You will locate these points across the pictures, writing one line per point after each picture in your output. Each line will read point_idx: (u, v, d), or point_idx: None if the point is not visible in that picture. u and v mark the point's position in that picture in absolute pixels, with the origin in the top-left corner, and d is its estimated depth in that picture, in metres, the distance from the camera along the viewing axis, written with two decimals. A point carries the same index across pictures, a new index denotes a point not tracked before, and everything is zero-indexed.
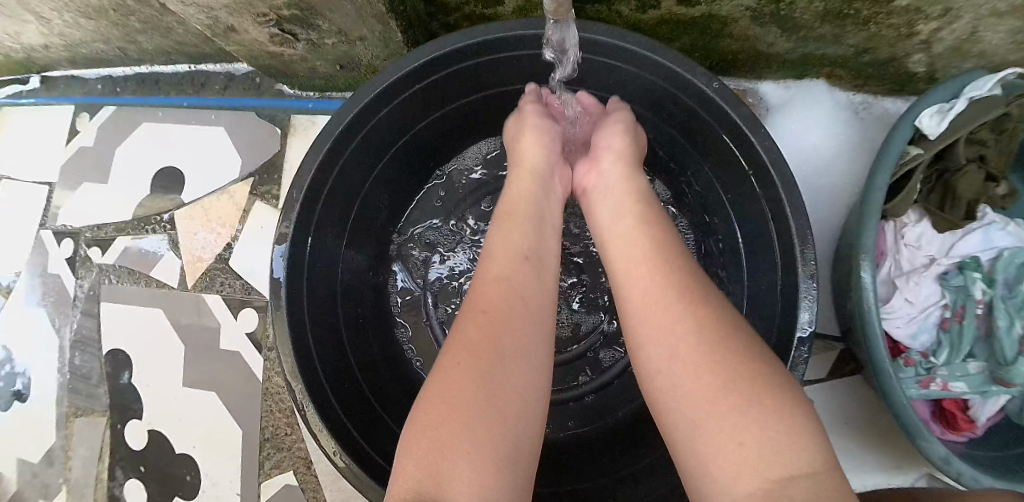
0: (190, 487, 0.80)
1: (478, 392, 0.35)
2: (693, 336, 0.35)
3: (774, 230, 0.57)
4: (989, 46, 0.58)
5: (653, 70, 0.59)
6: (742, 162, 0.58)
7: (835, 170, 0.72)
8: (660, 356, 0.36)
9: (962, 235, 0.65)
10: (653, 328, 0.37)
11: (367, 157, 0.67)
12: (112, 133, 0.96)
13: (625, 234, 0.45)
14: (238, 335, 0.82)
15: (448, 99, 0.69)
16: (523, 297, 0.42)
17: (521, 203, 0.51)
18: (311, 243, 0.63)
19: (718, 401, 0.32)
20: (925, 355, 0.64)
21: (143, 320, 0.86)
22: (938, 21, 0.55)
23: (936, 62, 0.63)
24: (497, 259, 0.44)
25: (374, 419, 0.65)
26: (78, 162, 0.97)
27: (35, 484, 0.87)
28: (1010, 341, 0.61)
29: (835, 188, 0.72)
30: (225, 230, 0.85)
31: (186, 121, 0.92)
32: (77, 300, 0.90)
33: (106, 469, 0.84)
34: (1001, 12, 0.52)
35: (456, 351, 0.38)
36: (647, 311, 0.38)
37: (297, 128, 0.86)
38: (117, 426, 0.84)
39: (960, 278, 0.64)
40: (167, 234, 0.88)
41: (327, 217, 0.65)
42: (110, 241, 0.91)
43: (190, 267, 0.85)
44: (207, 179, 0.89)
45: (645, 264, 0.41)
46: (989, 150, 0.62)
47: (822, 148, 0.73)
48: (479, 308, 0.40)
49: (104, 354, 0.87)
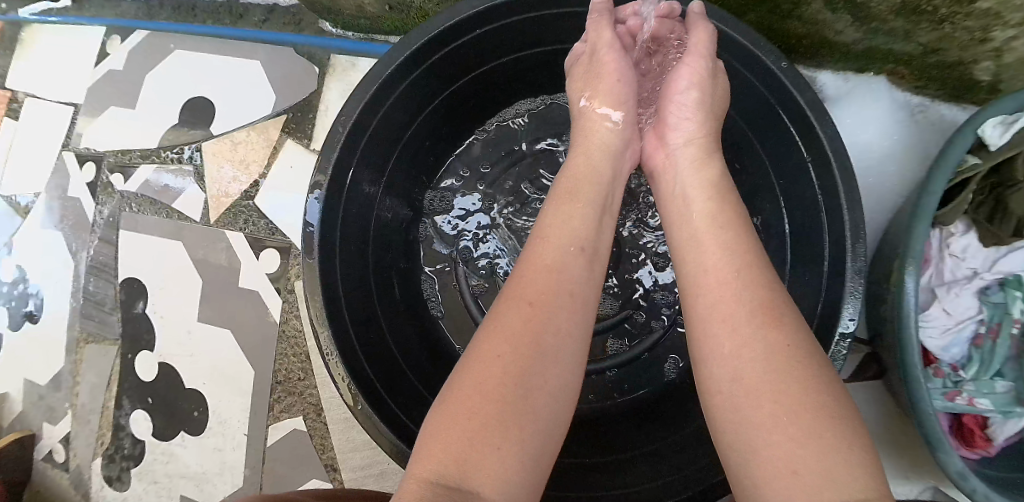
0: (197, 423, 0.80)
1: (508, 378, 0.34)
2: (758, 364, 0.33)
3: (825, 222, 0.56)
4: None
5: (724, 44, 0.57)
6: (800, 149, 0.57)
7: (884, 170, 0.71)
8: (724, 375, 0.34)
9: (1006, 251, 0.63)
10: (720, 345, 0.35)
11: (412, 105, 0.66)
12: (144, 59, 0.93)
13: (695, 238, 0.43)
14: (257, 274, 0.81)
15: (500, 54, 0.67)
16: (571, 292, 0.40)
17: (586, 182, 0.50)
18: (348, 191, 0.62)
19: (777, 429, 0.30)
20: (954, 369, 0.64)
21: (162, 251, 0.85)
22: (1015, 29, 0.54)
23: (1003, 72, 0.61)
24: (549, 245, 0.43)
25: (396, 372, 0.64)
26: (107, 86, 0.95)
27: (41, 406, 0.86)
28: None
29: (881, 189, 0.71)
30: (254, 166, 0.84)
31: (221, 52, 0.90)
32: (96, 226, 0.89)
33: (113, 398, 0.84)
34: None
35: (496, 342, 0.36)
36: (715, 326, 0.36)
37: (337, 68, 0.85)
38: (127, 356, 0.84)
39: (1000, 295, 0.63)
40: (192, 166, 0.86)
41: (367, 165, 0.64)
42: (133, 169, 0.89)
43: (214, 202, 0.84)
44: (239, 113, 0.87)
45: (710, 275, 0.39)
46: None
47: (876, 146, 0.71)
48: (525, 297, 0.39)
49: (119, 281, 0.86)
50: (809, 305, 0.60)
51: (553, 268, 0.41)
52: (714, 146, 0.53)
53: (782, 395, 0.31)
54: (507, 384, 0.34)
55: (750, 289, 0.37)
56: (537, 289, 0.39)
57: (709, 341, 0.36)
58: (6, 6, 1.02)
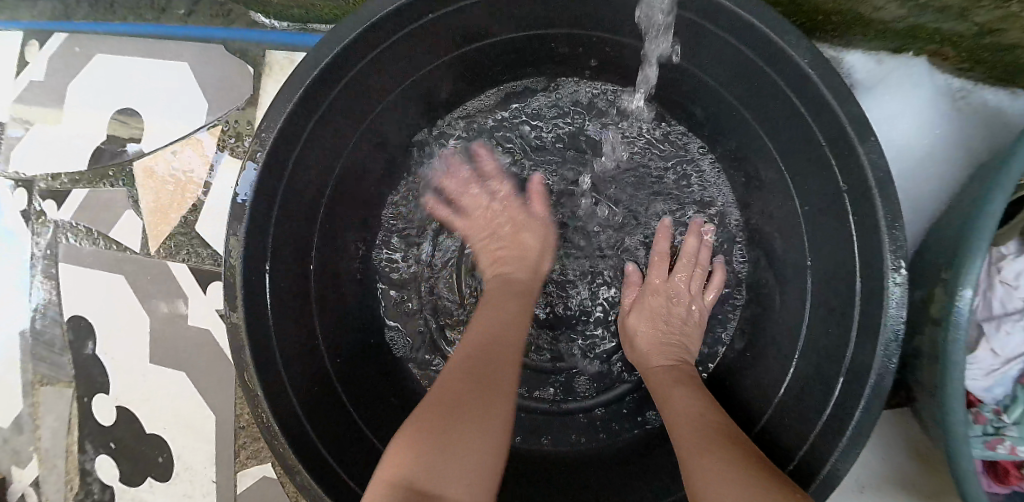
0: (163, 469, 0.75)
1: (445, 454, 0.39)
2: (725, 464, 0.41)
3: (857, 254, 0.47)
4: None
5: (737, 32, 0.46)
6: (837, 174, 0.47)
7: (922, 172, 0.59)
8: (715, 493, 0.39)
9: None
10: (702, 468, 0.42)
11: (349, 117, 0.56)
12: (63, 65, 0.82)
13: (686, 408, 0.51)
14: (208, 310, 0.73)
15: (461, 42, 0.56)
16: (488, 412, 0.44)
17: (485, 351, 0.51)
18: (277, 229, 0.53)
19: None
20: (997, 412, 0.54)
21: (106, 286, 0.77)
22: None
23: None
24: (456, 374, 0.48)
25: (349, 432, 0.58)
26: (28, 98, 0.84)
27: (5, 451, 0.82)
28: None
29: (917, 194, 0.59)
30: (189, 187, 0.74)
31: (151, 57, 0.78)
32: (36, 259, 0.81)
33: (75, 443, 0.79)
34: None
35: (402, 450, 0.41)
36: (687, 444, 0.46)
37: (274, 67, 0.73)
38: (84, 399, 0.78)
39: None
40: (127, 189, 0.77)
41: (299, 196, 0.55)
42: (66, 193, 0.80)
43: (153, 231, 0.75)
44: (172, 125, 0.76)
45: (688, 417, 0.49)
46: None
47: (913, 142, 0.59)
48: (432, 409, 0.44)
49: (66, 319, 0.79)
50: (833, 359, 0.51)
51: (483, 346, 0.51)
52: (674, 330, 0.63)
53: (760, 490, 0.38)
54: (452, 453, 0.40)
55: (731, 454, 0.42)
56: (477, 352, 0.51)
57: (697, 477, 0.42)
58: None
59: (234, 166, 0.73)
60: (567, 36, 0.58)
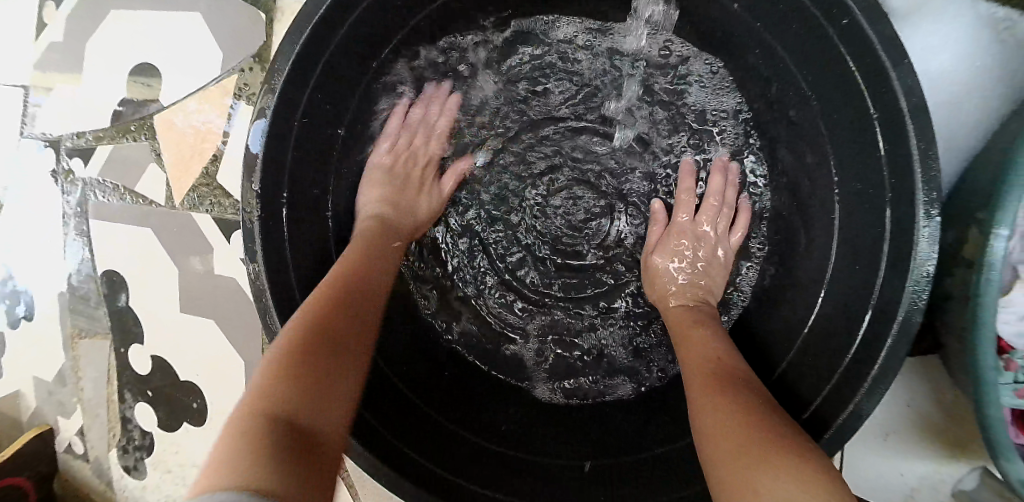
0: (197, 415, 0.78)
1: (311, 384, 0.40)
2: (736, 415, 0.41)
3: (887, 170, 0.44)
4: None
5: None
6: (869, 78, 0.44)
7: (966, 108, 0.55)
8: (719, 444, 0.40)
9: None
10: (712, 416, 0.43)
11: (356, 55, 0.55)
12: (81, 24, 0.83)
13: (703, 352, 0.51)
14: (232, 259, 0.74)
15: None
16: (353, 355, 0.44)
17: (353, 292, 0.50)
18: (290, 171, 0.53)
19: (771, 468, 0.35)
20: None
21: (134, 240, 0.79)
22: None
23: None
24: (340, 317, 0.46)
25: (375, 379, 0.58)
26: (49, 59, 0.85)
27: (51, 402, 0.86)
28: None
29: (960, 133, 0.55)
30: (208, 142, 0.75)
31: (165, 12, 0.78)
32: (67, 218, 0.83)
33: (114, 392, 0.82)
34: None
35: (279, 370, 0.39)
36: (702, 392, 0.46)
37: (285, 12, 0.72)
38: (121, 350, 0.81)
39: None
40: (149, 144, 0.78)
41: (310, 136, 0.54)
42: (91, 152, 0.82)
43: (176, 183, 0.76)
44: (188, 78, 0.77)
45: (710, 361, 0.49)
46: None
47: (960, 77, 0.55)
48: (329, 343, 0.43)
49: (99, 274, 0.81)
50: (866, 282, 0.48)
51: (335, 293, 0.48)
52: (696, 272, 0.63)
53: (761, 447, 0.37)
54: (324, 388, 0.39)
55: (743, 403, 0.42)
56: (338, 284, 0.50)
57: (706, 422, 0.43)
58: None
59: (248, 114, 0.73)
60: None
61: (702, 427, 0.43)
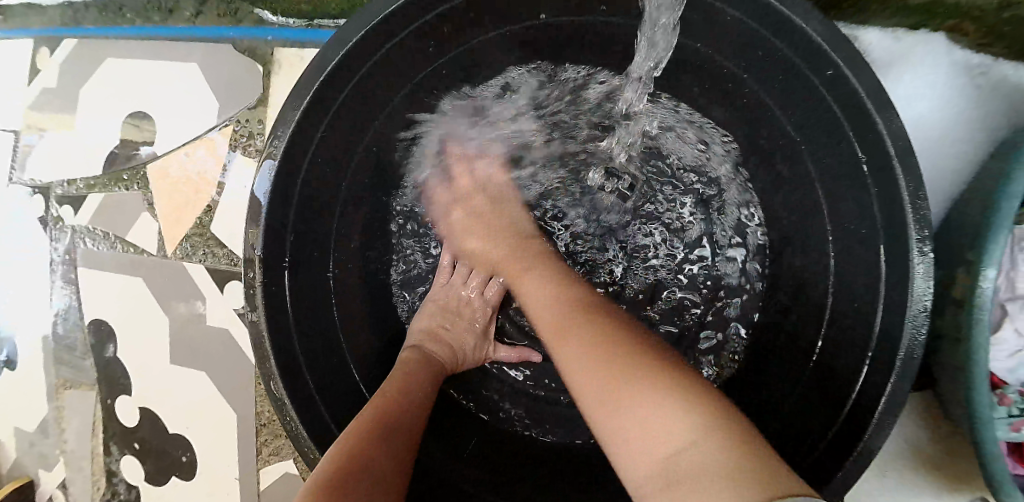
0: (187, 468, 0.76)
1: (358, 473, 0.40)
2: (586, 338, 0.41)
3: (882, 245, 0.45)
4: None
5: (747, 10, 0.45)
6: (856, 147, 0.45)
7: (944, 150, 0.56)
8: (574, 354, 0.41)
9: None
10: (575, 337, 0.43)
11: (358, 116, 0.55)
12: (74, 71, 0.82)
13: (546, 294, 0.52)
14: (225, 309, 0.74)
15: (463, 39, 0.55)
16: (371, 458, 0.42)
17: (389, 411, 0.49)
18: (292, 230, 0.53)
19: (631, 380, 0.35)
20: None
21: (124, 289, 0.78)
22: None
23: None
24: (382, 444, 0.44)
25: None
26: (42, 105, 0.85)
27: (33, 454, 0.84)
28: None
29: (939, 172, 0.56)
30: (203, 190, 0.75)
31: (165, 61, 0.78)
32: (55, 265, 0.82)
33: (100, 445, 0.80)
34: None
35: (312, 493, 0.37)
36: (556, 323, 0.47)
37: (282, 64, 0.73)
38: (107, 400, 0.79)
39: None
40: (142, 192, 0.78)
41: (311, 195, 0.55)
42: (82, 199, 0.81)
43: (169, 231, 0.76)
44: (182, 126, 0.77)
45: (551, 304, 0.50)
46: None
47: (940, 123, 0.56)
48: (353, 468, 0.40)
49: (87, 323, 0.80)
50: (858, 345, 0.49)
51: (376, 421, 0.47)
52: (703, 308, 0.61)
53: (613, 362, 0.37)
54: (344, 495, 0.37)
55: (586, 327, 0.43)
56: (393, 395, 0.52)
57: (567, 340, 0.43)
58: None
59: (252, 170, 0.73)
60: (554, 27, 0.56)
61: (564, 357, 0.43)
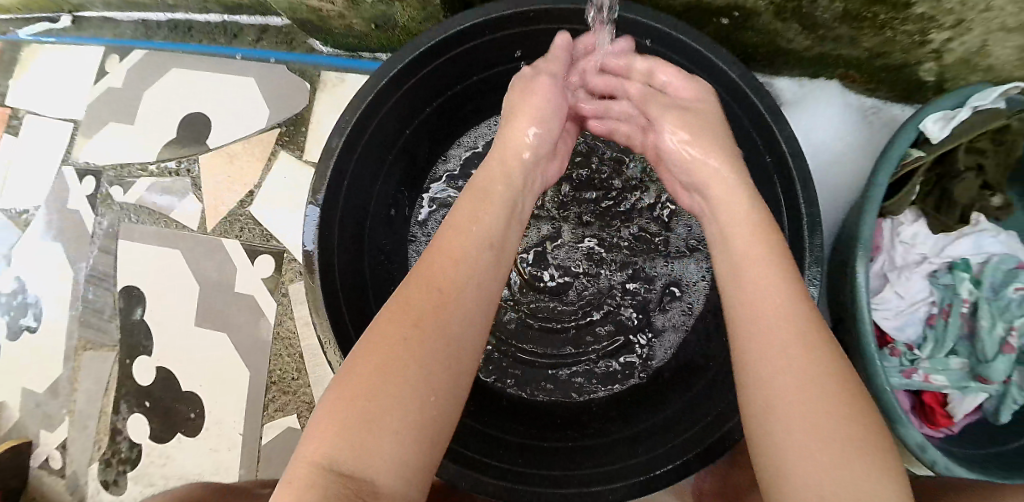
0: (193, 425, 0.82)
1: (420, 336, 0.36)
2: (803, 332, 0.35)
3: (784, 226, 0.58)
4: (997, 61, 0.58)
5: (682, 53, 0.59)
6: (759, 144, 0.59)
7: (844, 170, 0.74)
8: (761, 340, 0.36)
9: (955, 237, 0.61)
10: (763, 318, 0.36)
11: (397, 119, 0.68)
12: (142, 76, 0.95)
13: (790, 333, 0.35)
14: (254, 280, 0.84)
15: (487, 64, 0.69)
16: (460, 314, 0.39)
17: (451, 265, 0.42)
18: (341, 212, 0.64)
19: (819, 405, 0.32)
20: (910, 347, 0.62)
21: (161, 260, 0.87)
22: (949, 32, 0.55)
23: (946, 72, 0.62)
24: (424, 279, 0.40)
25: None
26: (104, 101, 0.96)
27: (38, 414, 0.87)
28: (993, 343, 0.58)
29: (843, 185, 0.74)
30: (248, 181, 0.88)
31: (223, 74, 0.93)
32: (96, 237, 0.90)
33: (111, 404, 0.85)
34: (1010, 27, 0.52)
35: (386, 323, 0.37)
36: (755, 273, 0.39)
37: (327, 84, 0.89)
38: (126, 361, 0.85)
39: (948, 277, 0.61)
40: (190, 178, 0.90)
41: (357, 181, 0.66)
42: (132, 181, 0.91)
43: (211, 212, 0.87)
44: (236, 127, 0.91)
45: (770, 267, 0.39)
46: (988, 160, 0.60)
47: (833, 145, 0.74)
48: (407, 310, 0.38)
49: (119, 289, 0.87)
50: None
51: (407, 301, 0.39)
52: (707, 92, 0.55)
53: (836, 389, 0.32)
54: (391, 380, 0.34)
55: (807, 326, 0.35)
56: (426, 287, 0.40)
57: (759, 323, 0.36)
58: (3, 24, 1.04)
59: (304, 172, 0.86)
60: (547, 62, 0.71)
61: (752, 330, 0.37)
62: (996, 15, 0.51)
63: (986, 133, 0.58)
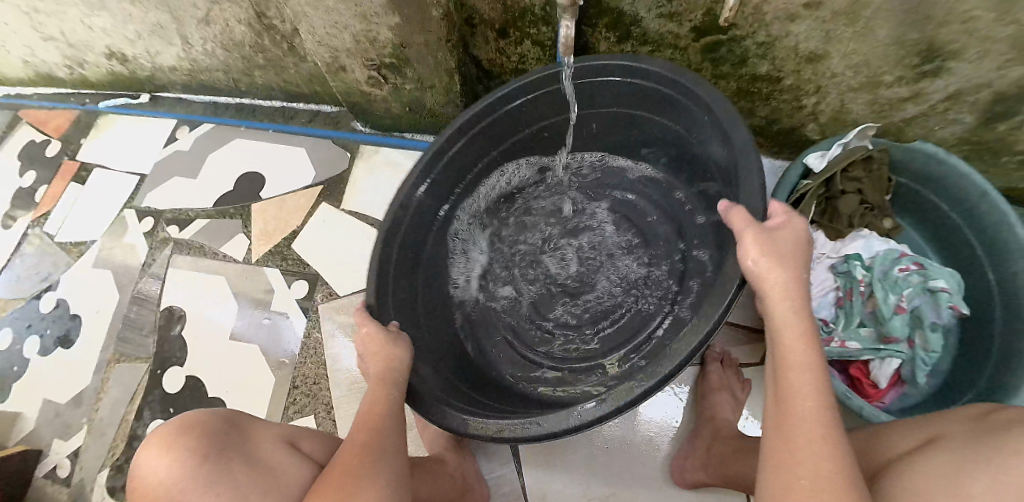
0: None
1: (353, 477, 0.50)
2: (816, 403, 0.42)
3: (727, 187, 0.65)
4: (857, 116, 0.85)
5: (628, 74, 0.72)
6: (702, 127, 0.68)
7: None
8: (786, 409, 0.42)
9: (848, 240, 0.84)
10: (790, 393, 0.43)
11: (455, 164, 0.82)
12: (208, 142, 1.17)
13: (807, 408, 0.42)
14: (289, 300, 0.97)
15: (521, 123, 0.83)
16: (384, 451, 0.53)
17: (372, 429, 0.55)
18: (398, 245, 0.76)
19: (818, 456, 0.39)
20: (826, 323, 0.81)
21: (206, 287, 0.99)
22: (814, 96, 0.83)
23: (826, 130, 0.90)
24: (358, 435, 0.55)
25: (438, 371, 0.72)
26: (171, 161, 1.15)
27: (56, 424, 0.91)
28: (887, 309, 0.77)
29: None
30: (293, 225, 1.05)
31: (280, 144, 1.15)
32: (148, 265, 1.02)
33: (133, 411, 0.89)
34: (855, 88, 0.79)
35: (331, 476, 0.51)
36: (788, 354, 0.45)
37: (364, 153, 1.12)
38: (156, 371, 0.92)
39: (845, 266, 0.82)
40: (242, 220, 1.06)
41: (419, 212, 0.80)
42: (189, 221, 1.07)
43: (257, 247, 1.03)
44: (286, 183, 1.10)
45: (799, 344, 0.45)
46: (864, 184, 0.83)
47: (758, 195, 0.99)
48: (340, 467, 0.51)
49: (162, 308, 0.98)
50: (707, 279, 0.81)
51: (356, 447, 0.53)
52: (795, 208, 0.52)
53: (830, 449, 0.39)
54: None
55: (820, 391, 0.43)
56: (360, 442, 0.54)
57: (786, 391, 0.43)
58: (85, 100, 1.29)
59: (342, 216, 1.05)
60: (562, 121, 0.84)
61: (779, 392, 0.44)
62: (840, 80, 0.79)
63: (856, 164, 0.83)
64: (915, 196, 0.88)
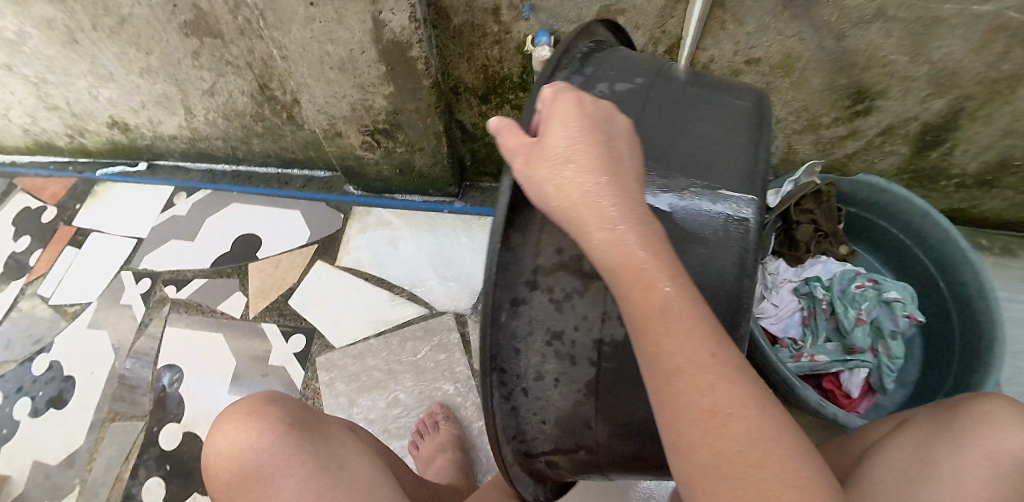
0: None
1: None
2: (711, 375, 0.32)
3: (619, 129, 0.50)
4: (805, 155, 0.96)
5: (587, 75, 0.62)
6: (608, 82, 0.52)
7: None
8: (680, 394, 0.32)
9: (808, 264, 0.91)
10: (675, 372, 0.32)
11: None
12: (205, 206, 1.22)
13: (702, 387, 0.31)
14: (287, 354, 0.99)
15: None
16: None
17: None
18: None
19: (738, 442, 0.30)
20: (796, 341, 0.87)
21: (203, 344, 1.01)
22: None
23: (779, 170, 1.01)
24: None
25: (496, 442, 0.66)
26: (168, 224, 1.19)
27: (46, 487, 0.89)
28: (848, 321, 0.83)
29: None
30: (290, 283, 1.08)
31: (275, 206, 1.20)
32: (145, 324, 1.04)
33: (128, 470, 0.88)
34: (800, 131, 0.91)
35: None
36: (651, 318, 0.33)
37: (356, 214, 1.17)
38: (153, 429, 0.91)
39: (806, 287, 0.89)
40: (239, 278, 1.10)
41: None
42: (187, 281, 1.10)
43: (254, 303, 1.06)
44: (281, 243, 1.14)
45: (664, 303, 0.33)
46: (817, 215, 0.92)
47: None
48: None
49: (160, 366, 0.99)
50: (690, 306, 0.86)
51: None
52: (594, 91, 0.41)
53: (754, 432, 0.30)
54: None
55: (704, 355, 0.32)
56: None
57: (667, 371, 0.32)
58: (82, 168, 1.34)
59: (337, 271, 1.08)
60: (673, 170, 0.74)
61: (655, 373, 0.33)
62: (785, 125, 0.90)
63: (808, 197, 0.92)
64: (865, 224, 0.98)
